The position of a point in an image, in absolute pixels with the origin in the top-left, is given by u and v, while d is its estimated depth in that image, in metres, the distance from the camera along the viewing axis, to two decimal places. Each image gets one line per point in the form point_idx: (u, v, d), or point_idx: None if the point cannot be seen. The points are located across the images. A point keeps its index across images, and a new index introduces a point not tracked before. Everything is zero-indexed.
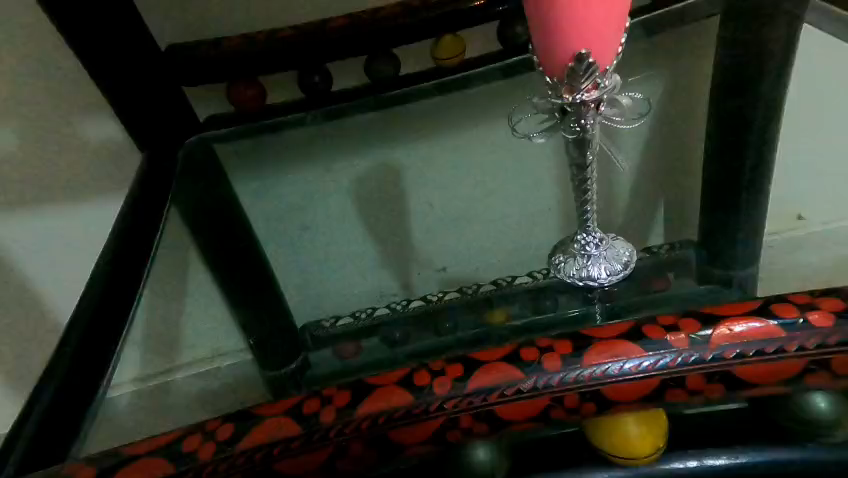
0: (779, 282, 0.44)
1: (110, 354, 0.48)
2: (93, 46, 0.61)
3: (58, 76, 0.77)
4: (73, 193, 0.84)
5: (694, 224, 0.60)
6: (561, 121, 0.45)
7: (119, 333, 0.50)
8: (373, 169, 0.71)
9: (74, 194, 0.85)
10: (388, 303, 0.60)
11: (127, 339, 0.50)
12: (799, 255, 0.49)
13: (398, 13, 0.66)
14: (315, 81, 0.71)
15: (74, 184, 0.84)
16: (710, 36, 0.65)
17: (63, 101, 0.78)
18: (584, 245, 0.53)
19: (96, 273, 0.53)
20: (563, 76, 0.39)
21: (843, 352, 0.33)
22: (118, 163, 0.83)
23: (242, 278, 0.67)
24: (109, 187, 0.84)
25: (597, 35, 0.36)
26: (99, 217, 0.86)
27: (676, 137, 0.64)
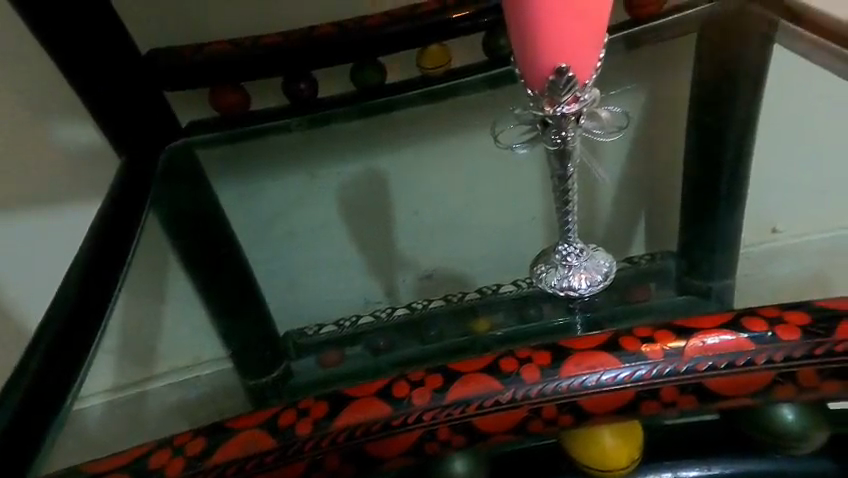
0: (753, 294, 0.45)
1: (80, 362, 0.48)
2: (67, 52, 0.59)
3: (28, 78, 0.74)
4: (44, 199, 0.81)
5: (674, 230, 0.61)
6: (542, 132, 0.45)
7: (91, 341, 0.50)
8: (361, 174, 0.71)
9: (44, 200, 0.81)
10: (373, 312, 0.59)
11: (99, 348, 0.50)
12: (771, 266, 0.51)
13: (384, 23, 0.67)
14: (301, 88, 0.71)
15: (44, 189, 0.80)
16: (689, 51, 0.67)
17: (35, 105, 0.75)
18: (565, 256, 0.53)
19: (69, 280, 0.53)
20: (543, 89, 0.39)
21: (806, 365, 0.34)
22: (92, 168, 0.79)
23: (224, 285, 0.64)
24: (82, 193, 0.81)
25: (577, 49, 0.37)
26: (70, 223, 0.82)
27: (657, 150, 0.64)
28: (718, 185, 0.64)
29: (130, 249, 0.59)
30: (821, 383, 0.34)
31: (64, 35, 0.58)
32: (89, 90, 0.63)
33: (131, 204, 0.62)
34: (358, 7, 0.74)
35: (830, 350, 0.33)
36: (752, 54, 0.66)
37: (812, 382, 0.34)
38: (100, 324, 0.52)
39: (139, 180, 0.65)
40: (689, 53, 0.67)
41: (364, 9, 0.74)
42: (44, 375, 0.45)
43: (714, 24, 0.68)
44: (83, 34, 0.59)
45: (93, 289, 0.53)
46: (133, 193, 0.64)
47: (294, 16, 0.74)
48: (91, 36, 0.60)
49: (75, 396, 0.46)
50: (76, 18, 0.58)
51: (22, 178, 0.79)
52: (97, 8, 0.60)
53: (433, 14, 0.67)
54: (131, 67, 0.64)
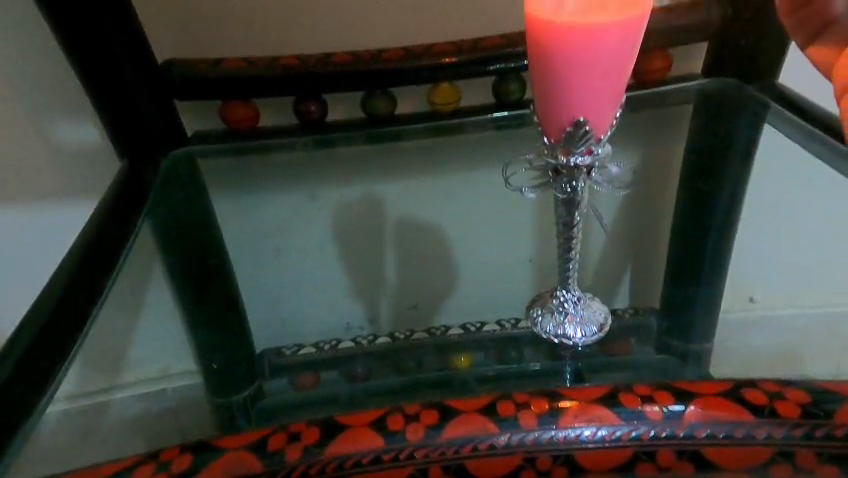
0: (737, 362, 0.46)
1: (56, 371, 0.45)
2: (83, 51, 0.59)
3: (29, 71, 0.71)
4: (31, 195, 0.77)
5: (657, 285, 0.63)
6: (553, 180, 0.47)
7: (69, 349, 0.48)
8: (362, 197, 0.70)
9: (31, 196, 0.77)
10: (354, 338, 0.62)
11: (77, 355, 0.48)
12: (748, 333, 0.54)
13: (401, 57, 0.68)
14: (311, 109, 0.70)
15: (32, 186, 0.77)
16: (685, 122, 0.69)
17: (33, 99, 0.73)
18: (563, 302, 0.54)
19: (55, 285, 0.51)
20: (560, 139, 0.42)
21: (805, 445, 0.34)
22: (84, 167, 0.76)
23: (210, 302, 0.63)
24: (70, 191, 0.77)
25: (594, 106, 0.40)
26: (53, 223, 0.79)
27: (649, 212, 0.67)
28: (705, 247, 0.66)
29: (121, 255, 0.57)
30: (819, 466, 0.35)
31: (82, 36, 0.58)
32: (99, 90, 0.62)
33: (123, 212, 0.61)
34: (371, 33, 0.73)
35: (828, 434, 0.34)
36: (747, 134, 0.68)
37: (810, 464, 0.35)
38: (78, 336, 0.49)
39: (137, 186, 0.65)
40: (683, 126, 0.69)
41: None
42: (15, 379, 0.42)
43: (713, 99, 0.70)
44: (101, 34, 0.59)
45: (78, 292, 0.52)
46: (128, 200, 0.63)
47: (304, 34, 0.72)
48: (106, 37, 0.59)
49: (50, 397, 0.43)
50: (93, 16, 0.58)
51: (14, 169, 0.76)
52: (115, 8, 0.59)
53: (450, 56, 0.68)
54: (145, 72, 0.64)
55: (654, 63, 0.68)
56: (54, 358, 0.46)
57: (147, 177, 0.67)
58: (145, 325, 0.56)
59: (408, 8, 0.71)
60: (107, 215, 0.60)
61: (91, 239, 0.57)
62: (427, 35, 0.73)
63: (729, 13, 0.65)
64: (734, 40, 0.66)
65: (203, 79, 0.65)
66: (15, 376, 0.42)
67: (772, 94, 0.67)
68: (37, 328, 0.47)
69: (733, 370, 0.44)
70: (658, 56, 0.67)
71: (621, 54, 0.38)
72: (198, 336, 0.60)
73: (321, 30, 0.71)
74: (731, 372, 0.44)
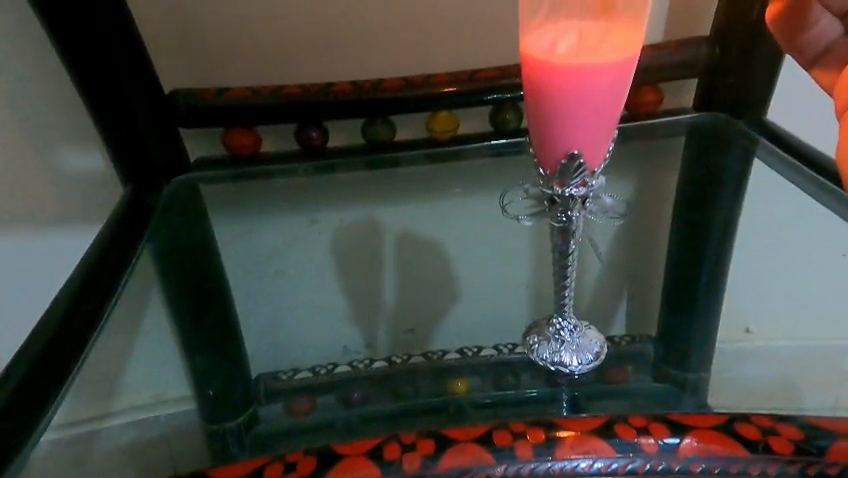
0: (736, 396, 0.48)
1: (51, 399, 0.45)
2: (92, 80, 0.60)
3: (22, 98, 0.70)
4: (28, 222, 0.76)
5: (653, 313, 0.63)
6: (549, 210, 0.48)
7: (66, 377, 0.47)
8: (357, 222, 0.72)
9: (29, 224, 0.76)
10: (350, 361, 0.61)
11: (72, 385, 0.47)
12: (746, 366, 0.54)
13: (400, 87, 0.68)
14: (313, 136, 0.71)
15: (29, 213, 0.76)
16: (676, 155, 0.71)
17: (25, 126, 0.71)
18: (559, 330, 0.55)
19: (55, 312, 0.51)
20: (555, 171, 0.43)
21: None
22: (80, 193, 0.75)
23: (207, 328, 0.63)
24: (67, 217, 0.77)
25: (587, 140, 0.41)
26: (53, 251, 0.78)
27: (645, 240, 0.67)
28: (700, 277, 0.67)
29: (121, 284, 0.58)
30: None
31: (92, 66, 0.60)
32: (106, 117, 0.63)
33: (125, 239, 0.61)
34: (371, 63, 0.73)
35: (821, 471, 0.34)
36: (734, 170, 0.69)
37: None
38: (77, 365, 0.49)
39: (138, 211, 0.65)
40: (677, 157, 0.71)
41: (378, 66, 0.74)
42: (13, 398, 0.42)
43: (702, 133, 0.71)
44: (107, 61, 0.60)
45: (77, 320, 0.52)
46: (130, 224, 0.63)
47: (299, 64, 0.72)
48: (112, 64, 0.60)
49: (46, 426, 0.43)
50: (105, 48, 0.59)
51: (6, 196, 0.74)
52: (126, 40, 0.61)
53: (448, 87, 0.69)
54: (153, 101, 0.65)
55: (645, 96, 0.69)
56: (50, 383, 0.46)
57: (149, 203, 0.67)
58: (139, 351, 0.57)
59: (407, 39, 0.72)
60: (109, 242, 0.60)
61: (91, 264, 0.57)
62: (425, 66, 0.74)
63: (718, 51, 0.66)
64: (722, 77, 0.67)
65: (205, 107, 0.66)
66: (14, 396, 0.42)
67: (758, 131, 0.69)
68: (36, 350, 0.47)
69: (734, 406, 0.45)
70: (649, 90, 0.68)
71: (612, 91, 0.40)
72: (197, 362, 0.60)
73: (321, 59, 0.72)
74: (732, 407, 0.45)
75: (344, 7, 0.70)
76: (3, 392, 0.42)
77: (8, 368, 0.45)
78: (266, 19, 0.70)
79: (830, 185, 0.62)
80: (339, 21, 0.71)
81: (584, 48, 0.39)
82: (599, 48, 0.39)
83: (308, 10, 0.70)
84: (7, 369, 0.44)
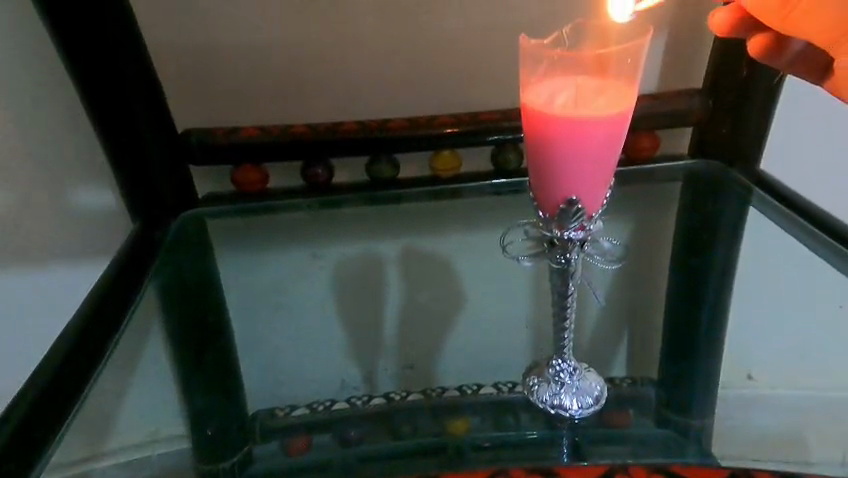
0: (740, 448, 0.50)
1: (48, 442, 0.44)
2: (106, 113, 0.60)
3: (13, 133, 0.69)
4: (27, 260, 0.75)
5: (654, 355, 0.64)
6: (548, 251, 0.48)
7: (63, 417, 0.46)
8: (357, 256, 0.72)
9: (28, 261, 0.75)
10: (348, 398, 0.63)
11: (71, 424, 0.46)
12: (751, 417, 0.56)
13: (404, 127, 0.66)
14: (318, 172, 0.70)
15: (26, 250, 0.74)
16: (671, 202, 0.70)
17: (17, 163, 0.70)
18: (559, 372, 0.54)
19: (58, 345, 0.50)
20: (554, 214, 0.45)
21: None
22: (75, 230, 0.74)
23: (208, 367, 0.63)
24: (62, 254, 0.75)
25: (584, 187, 0.43)
26: (54, 289, 0.76)
27: (641, 282, 0.69)
28: (700, 320, 0.67)
29: (121, 327, 0.55)
30: None
31: (106, 100, 0.59)
32: (118, 151, 0.62)
33: (131, 278, 0.60)
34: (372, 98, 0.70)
35: None
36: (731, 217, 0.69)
37: None
38: (77, 401, 0.48)
39: (145, 249, 0.64)
40: (674, 201, 0.70)
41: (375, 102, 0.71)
42: (14, 437, 0.41)
43: (701, 179, 0.70)
44: (122, 96, 0.59)
45: (82, 356, 0.51)
46: (132, 264, 0.61)
47: (296, 104, 0.70)
48: (127, 99, 0.60)
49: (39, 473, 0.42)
50: (120, 82, 0.59)
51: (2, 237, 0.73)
52: (142, 73, 0.60)
53: (450, 129, 0.67)
54: (166, 134, 0.64)
55: (642, 142, 0.68)
56: (50, 425, 0.44)
57: (158, 239, 0.65)
58: (134, 394, 0.57)
59: (409, 73, 0.69)
60: (113, 279, 0.58)
61: (93, 306, 0.54)
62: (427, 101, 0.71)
63: (711, 102, 0.66)
64: (715, 126, 0.67)
65: (214, 147, 0.65)
66: (15, 435, 0.41)
67: (751, 178, 0.68)
68: (38, 388, 0.45)
69: (740, 458, 0.48)
70: (646, 136, 0.68)
71: (607, 143, 0.41)
72: (196, 403, 0.61)
73: (320, 95, 0.70)
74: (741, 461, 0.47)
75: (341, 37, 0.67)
76: (4, 429, 0.41)
77: (14, 400, 0.44)
78: (257, 58, 0.67)
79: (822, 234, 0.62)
80: (333, 62, 0.68)
81: (582, 103, 0.40)
82: (595, 104, 0.40)
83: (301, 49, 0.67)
84: (11, 405, 0.43)
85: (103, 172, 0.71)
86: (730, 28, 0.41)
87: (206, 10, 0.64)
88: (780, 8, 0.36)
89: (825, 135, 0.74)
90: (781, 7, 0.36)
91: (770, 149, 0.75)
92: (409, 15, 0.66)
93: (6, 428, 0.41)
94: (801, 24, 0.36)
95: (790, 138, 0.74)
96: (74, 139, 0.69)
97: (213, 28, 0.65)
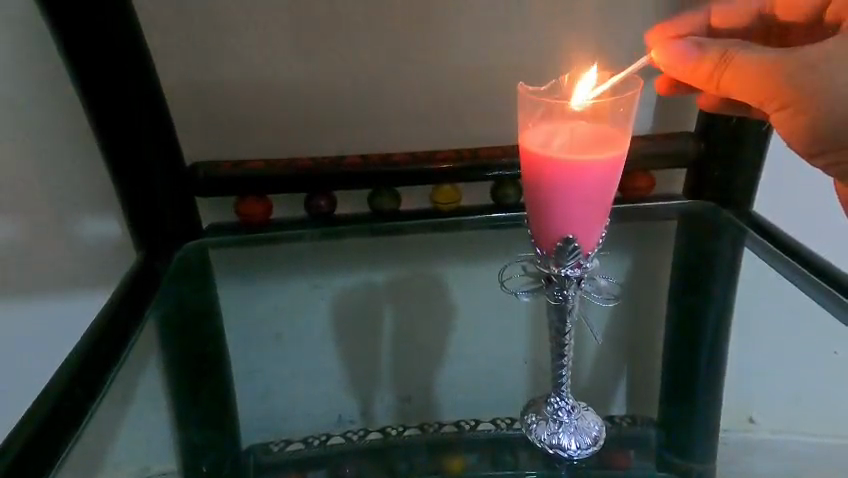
0: None
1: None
2: (115, 141, 0.60)
3: (19, 162, 0.69)
4: (30, 289, 0.76)
5: (654, 394, 0.67)
6: (545, 286, 0.48)
7: (59, 452, 0.45)
8: (358, 286, 0.72)
9: (31, 290, 0.76)
10: (345, 432, 0.66)
11: (65, 460, 0.45)
12: (756, 461, 0.62)
13: (407, 162, 0.66)
14: (321, 204, 0.69)
15: (30, 278, 0.75)
16: (668, 240, 0.71)
17: (23, 192, 0.71)
18: (557, 411, 0.53)
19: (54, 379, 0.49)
20: (551, 251, 0.46)
21: None
22: (79, 258, 0.75)
23: (204, 404, 0.64)
24: (65, 283, 0.76)
25: (581, 228, 0.44)
26: (56, 317, 0.77)
27: (635, 322, 0.70)
28: (696, 358, 0.68)
29: (122, 355, 0.55)
30: None
31: (116, 129, 0.60)
32: (125, 180, 0.62)
33: (130, 308, 0.59)
34: (373, 130, 0.69)
35: None
36: (726, 256, 0.69)
37: None
38: (74, 435, 0.47)
39: (147, 279, 0.63)
40: (669, 242, 0.71)
41: (381, 133, 0.70)
42: (14, 469, 0.41)
43: (695, 221, 0.70)
44: (132, 125, 0.60)
45: (78, 390, 0.49)
46: (134, 295, 0.61)
47: (299, 136, 0.69)
48: (137, 128, 0.60)
49: None
50: (130, 111, 0.59)
51: (7, 264, 0.74)
52: (151, 102, 0.60)
53: (451, 164, 0.66)
54: (171, 164, 0.63)
55: (638, 181, 0.69)
56: (46, 461, 0.43)
57: (159, 268, 0.65)
58: (129, 426, 0.56)
59: (413, 105, 0.68)
60: (113, 311, 0.58)
61: (93, 340, 0.54)
62: (428, 133, 0.70)
63: (703, 145, 0.66)
64: (709, 171, 0.67)
65: (224, 179, 0.65)
66: (13, 468, 0.41)
67: (749, 224, 0.68)
68: (35, 423, 0.44)
69: None
70: (640, 175, 0.69)
71: (603, 186, 0.43)
72: (193, 436, 0.62)
73: (324, 126, 0.69)
74: None
75: (346, 67, 0.66)
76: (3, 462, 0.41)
77: (14, 432, 0.43)
78: (259, 90, 0.67)
79: (820, 282, 0.60)
80: (335, 95, 0.67)
81: (576, 147, 0.42)
82: (588, 148, 0.42)
83: (303, 85, 0.67)
84: (8, 438, 0.43)
85: (108, 203, 0.72)
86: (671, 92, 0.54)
87: (206, 40, 0.64)
88: (707, 82, 0.44)
89: (813, 184, 0.74)
90: (707, 80, 0.44)
91: (761, 190, 0.75)
92: (414, 49, 0.66)
93: (7, 459, 0.41)
94: (731, 89, 0.43)
95: (779, 185, 0.74)
96: (79, 171, 0.70)
97: (213, 61, 0.65)
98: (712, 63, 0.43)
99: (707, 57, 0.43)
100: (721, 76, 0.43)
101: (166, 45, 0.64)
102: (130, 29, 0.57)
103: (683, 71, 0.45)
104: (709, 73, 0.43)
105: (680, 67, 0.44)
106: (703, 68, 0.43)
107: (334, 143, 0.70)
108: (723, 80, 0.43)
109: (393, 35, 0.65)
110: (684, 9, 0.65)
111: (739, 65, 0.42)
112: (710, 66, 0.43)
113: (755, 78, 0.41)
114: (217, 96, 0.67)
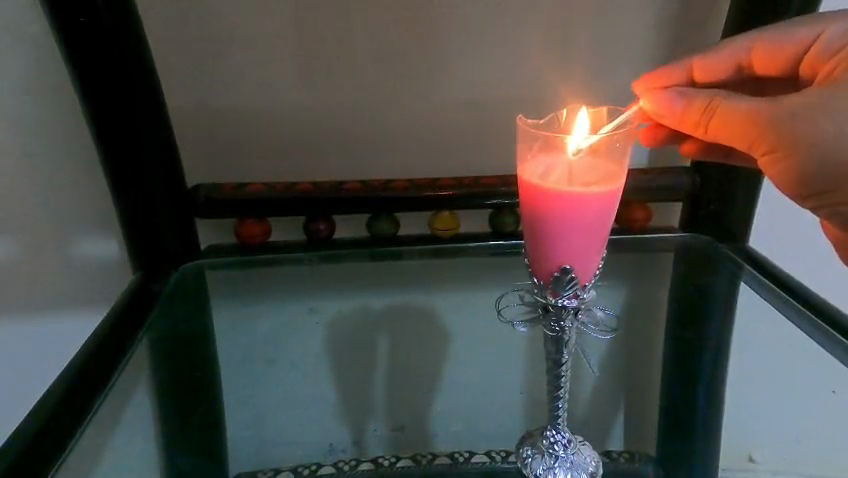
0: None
1: None
2: (116, 155, 0.60)
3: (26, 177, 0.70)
4: (26, 309, 0.75)
5: (648, 425, 0.70)
6: (542, 317, 0.48)
7: (53, 462, 0.44)
8: (357, 311, 0.71)
9: (27, 310, 0.75)
10: (335, 461, 0.69)
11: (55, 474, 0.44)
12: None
13: (407, 189, 0.66)
14: (320, 228, 0.68)
15: (27, 298, 0.75)
16: (667, 272, 0.70)
17: (28, 208, 0.71)
18: (552, 444, 0.52)
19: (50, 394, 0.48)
20: (548, 281, 0.46)
21: None
22: (79, 279, 0.75)
23: (193, 432, 0.65)
24: (62, 304, 0.75)
25: (578, 258, 0.44)
26: (53, 339, 0.77)
27: (629, 355, 0.70)
28: (696, 396, 0.69)
29: (118, 370, 0.54)
30: None
31: (118, 143, 0.60)
32: (125, 195, 0.63)
33: (126, 325, 0.58)
34: (376, 157, 0.71)
35: None
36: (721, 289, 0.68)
37: None
38: (66, 448, 0.46)
39: (145, 300, 0.62)
40: (668, 273, 0.70)
41: (384, 160, 0.71)
42: (14, 470, 0.41)
43: (693, 252, 0.69)
44: (134, 139, 0.60)
45: (75, 403, 0.48)
46: (131, 311, 0.60)
47: (301, 161, 0.70)
48: (139, 144, 0.61)
49: None
50: (132, 125, 0.60)
51: (7, 279, 0.74)
52: (153, 116, 0.61)
53: (452, 190, 0.66)
54: (171, 182, 0.64)
55: (635, 212, 0.69)
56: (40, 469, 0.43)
57: (156, 288, 0.65)
58: (119, 447, 0.54)
59: (416, 133, 0.70)
60: (108, 328, 0.57)
61: (86, 358, 0.53)
62: (430, 161, 0.71)
63: (699, 179, 0.66)
64: (704, 204, 0.67)
65: (224, 200, 0.65)
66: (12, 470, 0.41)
67: (742, 257, 0.67)
68: (32, 431, 0.45)
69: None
70: (637, 207, 0.68)
71: (601, 217, 0.43)
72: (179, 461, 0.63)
73: (329, 154, 0.70)
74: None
75: (353, 93, 0.67)
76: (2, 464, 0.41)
77: (11, 437, 0.44)
78: (265, 116, 0.68)
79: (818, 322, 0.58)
80: (339, 122, 0.69)
81: (574, 179, 0.42)
82: (588, 181, 0.42)
83: (308, 112, 0.68)
84: (9, 440, 0.43)
85: (111, 223, 0.73)
86: (657, 141, 0.55)
87: (217, 62, 0.65)
88: (695, 128, 0.45)
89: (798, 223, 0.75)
90: (695, 125, 0.45)
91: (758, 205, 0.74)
92: (420, 76, 0.67)
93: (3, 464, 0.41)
94: (718, 135, 0.45)
95: (771, 222, 0.75)
96: (83, 190, 0.71)
97: (222, 86, 0.66)
98: (699, 109, 0.45)
99: (695, 103, 0.45)
100: (708, 123, 0.45)
101: (176, 69, 0.65)
102: (138, 52, 0.58)
103: (672, 118, 0.46)
104: (697, 118, 0.45)
105: (669, 113, 0.46)
106: (691, 115, 0.45)
107: (338, 169, 0.71)
108: (710, 125, 0.45)
109: (401, 63, 0.67)
110: (681, 49, 0.67)
111: (725, 113, 0.43)
112: (698, 112, 0.45)
113: (741, 124, 0.43)
114: (224, 119, 0.68)
